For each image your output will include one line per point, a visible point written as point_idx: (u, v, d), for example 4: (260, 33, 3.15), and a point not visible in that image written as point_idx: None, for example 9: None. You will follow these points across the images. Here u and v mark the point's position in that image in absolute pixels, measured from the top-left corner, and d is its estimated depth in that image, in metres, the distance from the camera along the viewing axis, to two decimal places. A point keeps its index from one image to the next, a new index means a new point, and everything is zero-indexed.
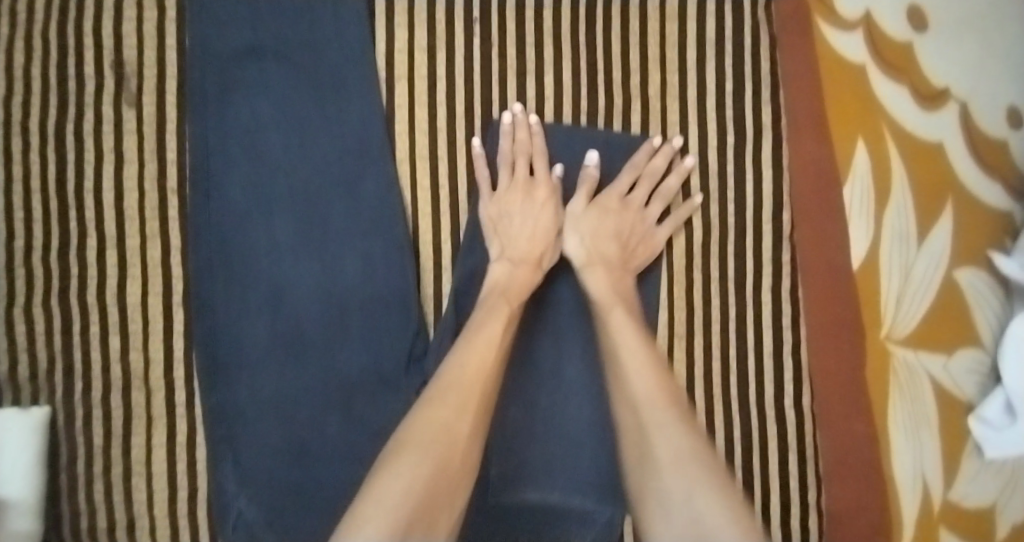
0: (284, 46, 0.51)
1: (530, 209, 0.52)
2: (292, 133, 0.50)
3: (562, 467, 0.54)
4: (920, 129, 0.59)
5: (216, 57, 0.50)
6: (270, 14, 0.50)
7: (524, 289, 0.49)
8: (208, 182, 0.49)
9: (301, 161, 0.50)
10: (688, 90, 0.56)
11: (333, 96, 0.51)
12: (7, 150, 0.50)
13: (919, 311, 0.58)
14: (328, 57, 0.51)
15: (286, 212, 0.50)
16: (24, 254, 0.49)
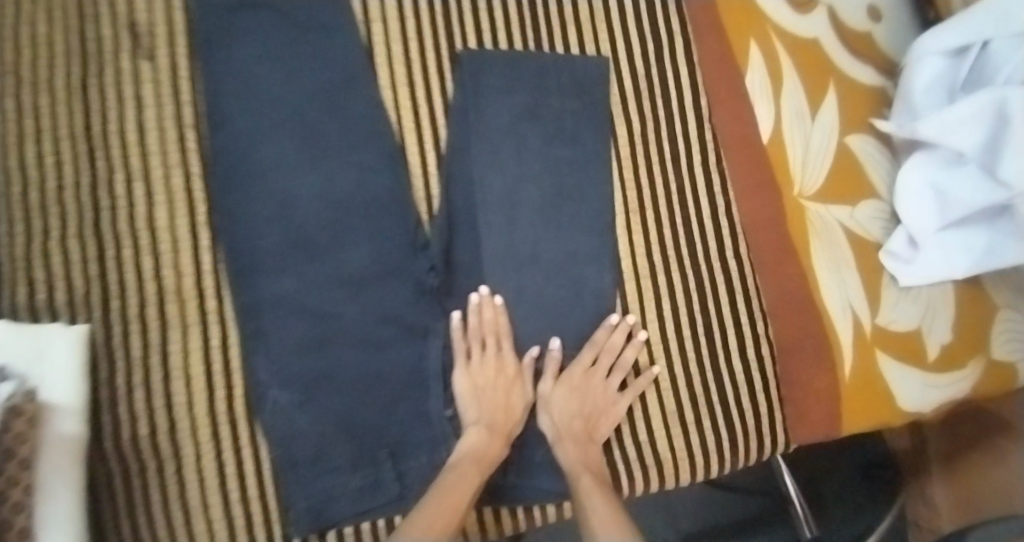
0: (280, 3, 0.62)
1: (503, 383, 0.60)
2: (295, 72, 0.62)
3: (552, 330, 0.64)
4: (799, 28, 0.72)
5: (220, 11, 0.60)
6: None
7: (492, 460, 0.56)
8: (225, 114, 0.59)
9: (304, 95, 0.62)
10: (611, 12, 0.69)
11: (321, 40, 0.63)
12: (36, 105, 0.58)
13: (823, 171, 0.71)
14: (315, 8, 0.63)
15: (296, 132, 0.61)
16: (57, 193, 0.57)
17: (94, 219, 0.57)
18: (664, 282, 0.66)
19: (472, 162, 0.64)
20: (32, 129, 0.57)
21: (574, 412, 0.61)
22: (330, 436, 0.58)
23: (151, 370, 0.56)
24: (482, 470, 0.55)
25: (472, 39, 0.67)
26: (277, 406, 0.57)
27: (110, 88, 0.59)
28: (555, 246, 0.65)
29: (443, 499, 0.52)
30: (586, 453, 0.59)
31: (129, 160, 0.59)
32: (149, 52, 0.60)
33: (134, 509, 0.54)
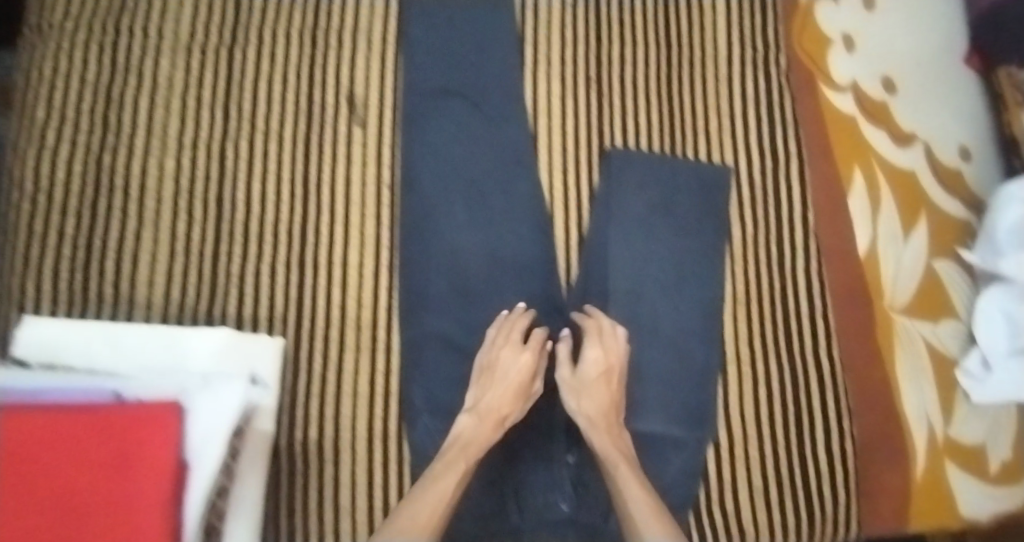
0: (470, 96, 0.76)
1: (504, 367, 0.66)
2: (474, 155, 0.75)
3: (658, 401, 0.72)
4: (898, 160, 0.82)
5: (423, 101, 0.75)
6: (464, 76, 0.76)
7: (481, 443, 0.63)
8: (417, 184, 0.73)
9: (478, 174, 0.75)
10: (737, 129, 0.79)
11: (497, 130, 0.76)
12: (265, 150, 0.72)
13: (911, 288, 0.79)
14: (496, 102, 0.76)
15: (469, 205, 0.74)
16: (273, 226, 0.71)
17: (300, 250, 0.71)
18: (763, 369, 0.73)
19: (609, 244, 0.74)
20: (260, 170, 0.71)
21: (593, 394, 0.66)
22: None
23: (326, 382, 0.68)
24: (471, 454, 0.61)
25: (619, 136, 0.77)
26: (428, 429, 0.69)
27: (328, 145, 0.73)
28: (671, 326, 0.73)
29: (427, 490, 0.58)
30: (609, 436, 0.65)
31: (334, 206, 0.72)
32: (362, 120, 0.74)
33: (297, 498, 0.65)
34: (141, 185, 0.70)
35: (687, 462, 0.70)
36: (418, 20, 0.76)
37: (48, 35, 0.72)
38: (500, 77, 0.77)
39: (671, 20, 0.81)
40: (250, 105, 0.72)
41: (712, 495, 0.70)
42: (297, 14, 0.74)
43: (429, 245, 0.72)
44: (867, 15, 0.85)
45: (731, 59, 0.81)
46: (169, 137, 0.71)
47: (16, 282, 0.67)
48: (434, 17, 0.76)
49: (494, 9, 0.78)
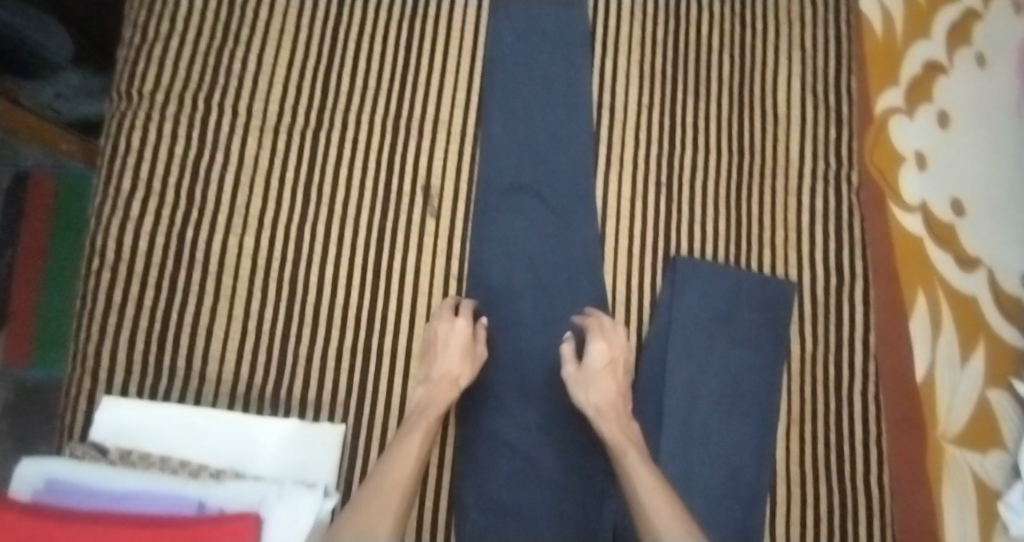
0: (539, 193, 0.78)
1: (442, 339, 0.69)
2: (541, 253, 0.76)
3: (709, 518, 0.71)
4: (960, 284, 0.82)
5: (495, 196, 0.77)
6: (536, 175, 0.78)
7: (437, 405, 0.65)
8: (484, 279, 0.75)
9: (543, 273, 0.76)
10: (803, 243, 0.79)
11: (564, 230, 0.77)
12: (340, 235, 0.74)
13: (963, 417, 0.79)
14: (566, 201, 0.77)
15: (533, 303, 0.75)
16: (341, 310, 0.73)
17: (366, 337, 0.72)
18: (811, 491, 0.74)
19: (668, 349, 0.75)
20: (334, 253, 0.74)
21: (598, 386, 0.68)
22: None
23: None
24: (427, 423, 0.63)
25: (685, 243, 0.78)
26: (476, 527, 0.69)
27: (401, 234, 0.75)
28: (723, 440, 0.74)
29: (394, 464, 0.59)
30: (619, 424, 0.66)
31: (401, 295, 0.74)
32: (436, 212, 0.76)
33: None
34: (219, 261, 0.72)
35: None
36: (499, 116, 0.78)
37: (138, 104, 0.73)
38: (572, 176, 0.78)
39: (744, 129, 0.82)
40: (330, 191, 0.75)
41: None
42: (380, 103, 0.77)
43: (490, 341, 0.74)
44: (942, 134, 0.86)
45: (802, 171, 0.81)
46: (250, 216, 0.73)
47: (91, 351, 0.69)
48: (515, 113, 0.79)
49: (573, 108, 0.79)
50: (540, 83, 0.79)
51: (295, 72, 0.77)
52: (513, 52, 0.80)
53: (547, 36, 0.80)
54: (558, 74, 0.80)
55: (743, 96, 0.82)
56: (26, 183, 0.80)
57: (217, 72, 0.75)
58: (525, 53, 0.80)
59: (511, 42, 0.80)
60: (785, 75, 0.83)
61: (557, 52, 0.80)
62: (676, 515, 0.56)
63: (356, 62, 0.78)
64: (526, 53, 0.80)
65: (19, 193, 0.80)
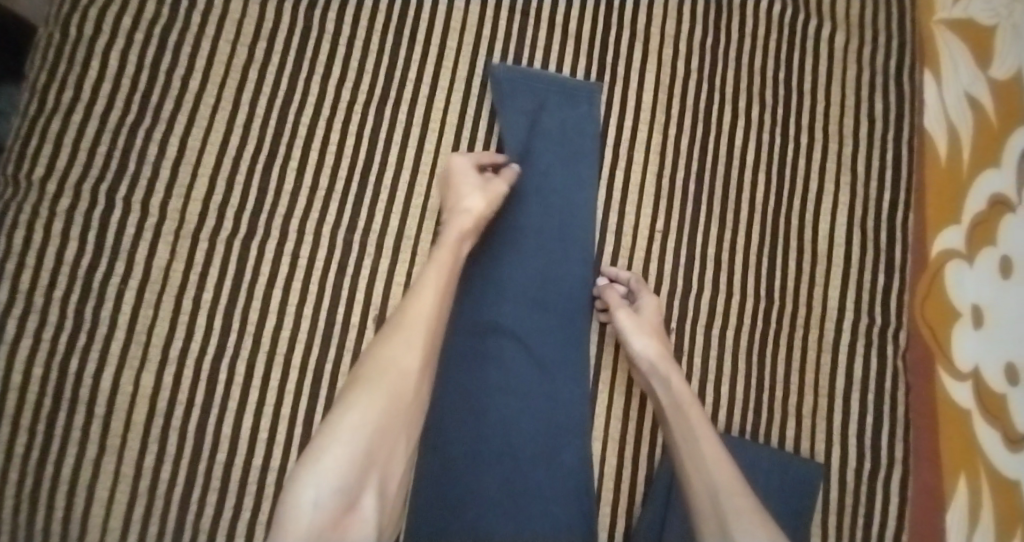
0: (523, 331, 0.63)
1: (459, 178, 0.61)
2: (520, 408, 0.62)
3: None
4: (1010, 469, 0.69)
5: (466, 337, 0.63)
6: (521, 309, 0.64)
7: (456, 239, 0.57)
8: (444, 441, 0.60)
9: (519, 435, 0.61)
10: (835, 413, 0.66)
11: (550, 381, 0.63)
12: (265, 375, 0.60)
13: None
14: (555, 343, 0.64)
15: (502, 474, 0.60)
16: (259, 471, 0.58)
17: None
18: None
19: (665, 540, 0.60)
20: (256, 396, 0.59)
21: (649, 331, 0.61)
22: None
23: None
24: (443, 268, 0.54)
25: None
26: None
27: (343, 376, 0.61)
28: None
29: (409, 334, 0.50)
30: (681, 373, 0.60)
31: None
32: None
33: None
34: (109, 400, 0.57)
35: None
36: (480, 259, 0.64)
37: (24, 194, 0.60)
38: (566, 315, 0.65)
39: (776, 266, 0.68)
40: (258, 314, 0.61)
41: None
42: (334, 207, 0.63)
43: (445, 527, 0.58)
44: (1001, 283, 0.73)
45: (840, 322, 0.68)
46: (153, 341, 0.59)
47: None
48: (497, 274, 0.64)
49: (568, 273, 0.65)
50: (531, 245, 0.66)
51: (230, 161, 0.63)
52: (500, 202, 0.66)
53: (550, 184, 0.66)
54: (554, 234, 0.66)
55: (776, 224, 0.69)
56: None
57: (128, 156, 0.62)
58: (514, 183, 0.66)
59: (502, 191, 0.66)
60: (830, 202, 0.70)
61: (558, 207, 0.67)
62: (756, 512, 0.49)
63: (307, 153, 0.64)
64: (523, 205, 0.66)
65: None
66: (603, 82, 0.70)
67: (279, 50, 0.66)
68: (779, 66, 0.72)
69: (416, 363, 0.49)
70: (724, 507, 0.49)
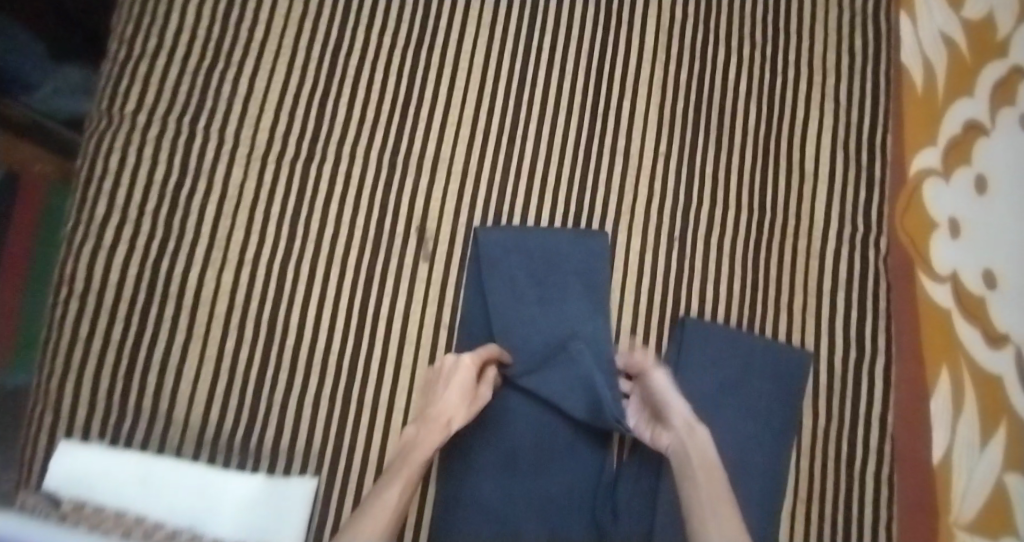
0: (536, 271, 0.71)
1: (444, 380, 0.63)
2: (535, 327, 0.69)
3: None
4: (986, 361, 0.78)
5: (495, 252, 0.70)
6: (538, 255, 0.71)
7: (449, 408, 0.62)
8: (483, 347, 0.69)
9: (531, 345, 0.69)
10: (822, 310, 0.74)
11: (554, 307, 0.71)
12: (326, 276, 0.69)
13: (978, 503, 0.75)
14: (560, 279, 0.71)
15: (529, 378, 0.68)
16: (323, 356, 0.68)
17: (347, 387, 0.68)
18: None
19: None
20: (319, 294, 0.69)
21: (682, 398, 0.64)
22: None
23: None
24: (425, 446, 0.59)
25: (696, 301, 0.73)
26: None
27: (392, 278, 0.70)
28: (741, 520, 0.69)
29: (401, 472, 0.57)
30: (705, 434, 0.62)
31: (387, 343, 0.69)
32: (430, 255, 0.71)
33: None
34: (195, 297, 0.67)
35: None
36: (497, 235, 0.71)
37: (118, 123, 0.69)
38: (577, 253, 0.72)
39: (769, 184, 0.77)
40: (317, 224, 0.70)
41: None
42: (379, 134, 0.72)
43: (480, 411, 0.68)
44: (977, 199, 0.80)
45: (827, 232, 0.76)
46: (229, 248, 0.68)
47: (54, 388, 0.64)
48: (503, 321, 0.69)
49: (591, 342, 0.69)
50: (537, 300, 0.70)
51: (288, 95, 0.72)
52: (533, 234, 0.71)
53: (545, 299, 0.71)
54: (571, 299, 0.71)
55: (767, 147, 0.77)
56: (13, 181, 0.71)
57: (204, 92, 0.71)
58: (517, 236, 0.71)
59: (532, 229, 0.72)
60: (816, 127, 0.78)
61: (583, 262, 0.72)
62: None
63: (355, 89, 0.73)
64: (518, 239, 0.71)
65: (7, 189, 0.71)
66: (611, 24, 0.78)
67: (328, 1, 0.75)
68: (771, 10, 0.80)
69: (394, 503, 0.54)
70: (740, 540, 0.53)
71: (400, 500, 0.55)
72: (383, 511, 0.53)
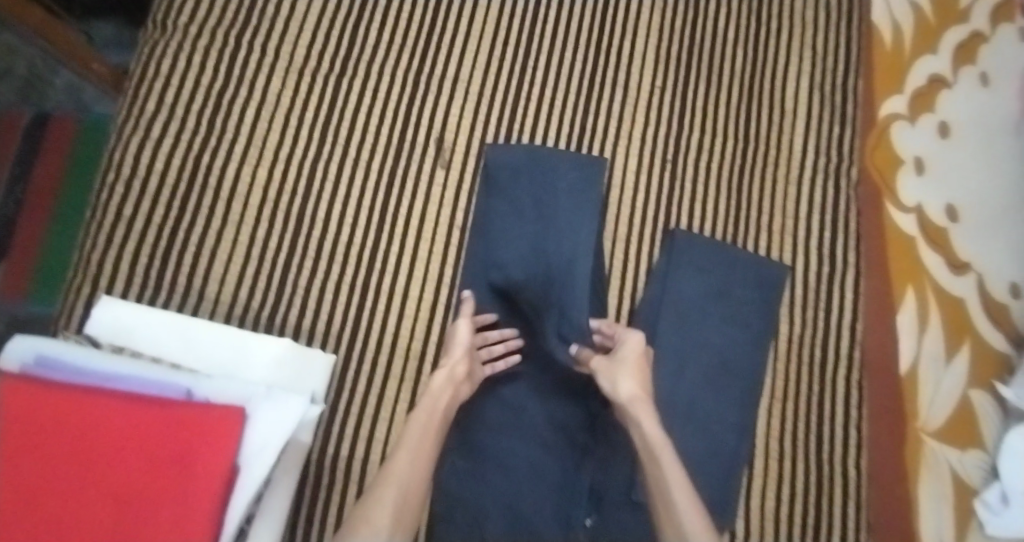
0: (537, 188, 0.77)
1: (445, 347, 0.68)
2: (533, 242, 0.76)
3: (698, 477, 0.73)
4: (951, 286, 0.85)
5: (502, 168, 0.78)
6: (538, 173, 0.78)
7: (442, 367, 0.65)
8: (487, 250, 0.76)
9: (527, 259, 0.75)
10: (800, 228, 0.82)
11: (552, 221, 0.76)
12: (351, 177, 0.77)
13: (943, 412, 0.81)
14: (558, 195, 0.77)
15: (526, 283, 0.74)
16: (345, 247, 0.75)
17: (365, 276, 0.74)
18: (788, 468, 0.76)
19: (659, 317, 0.76)
20: (344, 192, 0.76)
21: (617, 371, 0.66)
22: (488, 499, 0.69)
23: (367, 404, 0.71)
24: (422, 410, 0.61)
25: (686, 215, 0.80)
26: (455, 468, 0.70)
27: (411, 181, 0.78)
28: (721, 411, 0.76)
29: (409, 427, 0.59)
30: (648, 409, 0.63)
31: (405, 238, 0.76)
32: (446, 163, 0.79)
33: (319, 517, 0.67)
34: (232, 189, 0.74)
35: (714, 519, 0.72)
36: (504, 152, 0.78)
37: (170, 34, 0.77)
38: (575, 172, 0.78)
39: (755, 114, 0.84)
40: (345, 133, 0.78)
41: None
42: (404, 56, 0.81)
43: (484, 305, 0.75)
44: (941, 141, 0.89)
45: (807, 159, 0.83)
46: (265, 150, 0.76)
47: (95, 260, 0.70)
48: (503, 228, 0.76)
49: (576, 245, 0.74)
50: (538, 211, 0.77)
51: (324, 19, 0.80)
52: (540, 153, 0.78)
53: (541, 216, 0.77)
54: (565, 216, 0.76)
55: (753, 82, 0.85)
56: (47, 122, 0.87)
57: (250, 12, 0.79)
58: (522, 156, 0.78)
59: (540, 148, 0.78)
60: (796, 71, 0.86)
61: (578, 183, 0.77)
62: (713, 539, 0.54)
63: (384, 17, 0.82)
64: (519, 158, 0.78)
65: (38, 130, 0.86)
66: None
67: None
68: None
69: (398, 462, 0.56)
70: (683, 521, 0.54)
71: (411, 457, 0.56)
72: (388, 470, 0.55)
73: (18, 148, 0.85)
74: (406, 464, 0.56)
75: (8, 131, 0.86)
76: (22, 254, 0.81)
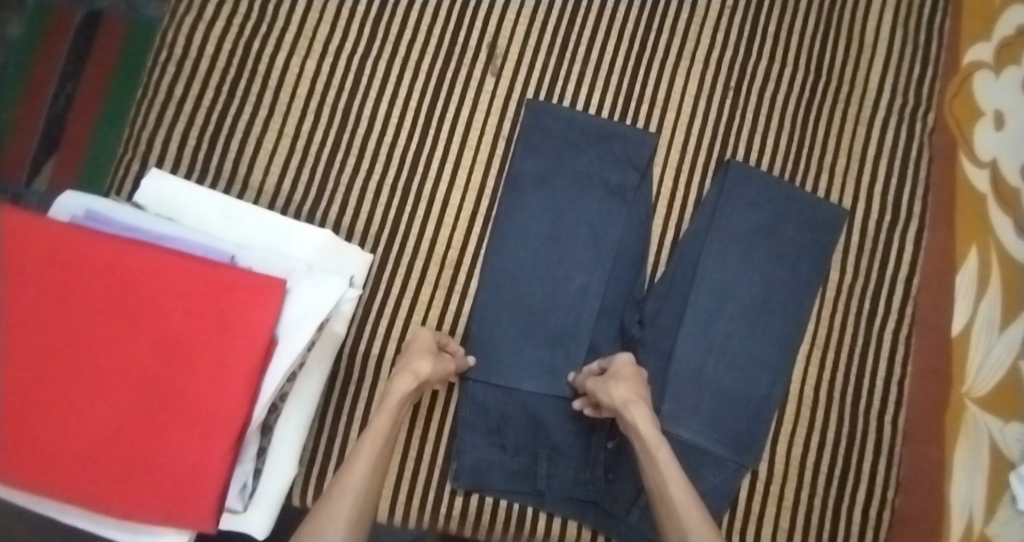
0: (577, 140, 0.74)
1: (413, 350, 0.62)
2: (554, 204, 0.74)
3: (727, 415, 0.72)
4: (1017, 248, 0.79)
5: (544, 112, 0.74)
6: (580, 127, 0.74)
7: (409, 372, 0.59)
8: (516, 184, 0.73)
9: (556, 217, 0.73)
10: (864, 173, 0.77)
11: (585, 180, 0.74)
12: (400, 77, 0.75)
13: (993, 378, 0.77)
14: (603, 154, 0.74)
15: (544, 239, 0.73)
16: (388, 149, 0.73)
17: (407, 179, 0.73)
18: (821, 417, 0.74)
19: (705, 246, 0.73)
20: (392, 90, 0.74)
21: (619, 379, 0.62)
22: (511, 410, 0.69)
23: (399, 307, 0.71)
24: (381, 424, 0.57)
25: (742, 148, 0.77)
26: (482, 378, 0.69)
27: (460, 86, 0.75)
28: (758, 353, 0.73)
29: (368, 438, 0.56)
30: (651, 426, 0.59)
31: (449, 144, 0.74)
32: (498, 70, 0.76)
33: (347, 411, 0.68)
34: (280, 75, 0.73)
35: (739, 459, 0.71)
36: (532, 106, 0.74)
37: None
38: (625, 140, 0.74)
39: (827, 48, 0.79)
40: (396, 31, 0.75)
41: (754, 486, 0.73)
42: None
43: (517, 222, 0.73)
44: None
45: (877, 100, 0.79)
46: (315, 39, 0.74)
47: (145, 137, 0.70)
48: (544, 155, 0.74)
49: (619, 187, 0.74)
50: (597, 129, 0.74)
51: None
52: (580, 121, 0.74)
53: (576, 173, 0.74)
54: (598, 174, 0.74)
55: (830, 13, 0.80)
56: (99, 21, 0.83)
57: None
58: (564, 119, 0.74)
59: (579, 114, 0.74)
60: (878, 6, 0.80)
61: (622, 141, 0.74)
62: None
63: None
64: (555, 114, 0.74)
65: (91, 29, 0.83)
66: None
67: None
68: None
69: (346, 485, 0.54)
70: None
71: (366, 476, 0.55)
72: (333, 491, 0.53)
73: (67, 47, 0.82)
74: (357, 490, 0.54)
75: (59, 32, 0.82)
76: (71, 150, 0.81)
